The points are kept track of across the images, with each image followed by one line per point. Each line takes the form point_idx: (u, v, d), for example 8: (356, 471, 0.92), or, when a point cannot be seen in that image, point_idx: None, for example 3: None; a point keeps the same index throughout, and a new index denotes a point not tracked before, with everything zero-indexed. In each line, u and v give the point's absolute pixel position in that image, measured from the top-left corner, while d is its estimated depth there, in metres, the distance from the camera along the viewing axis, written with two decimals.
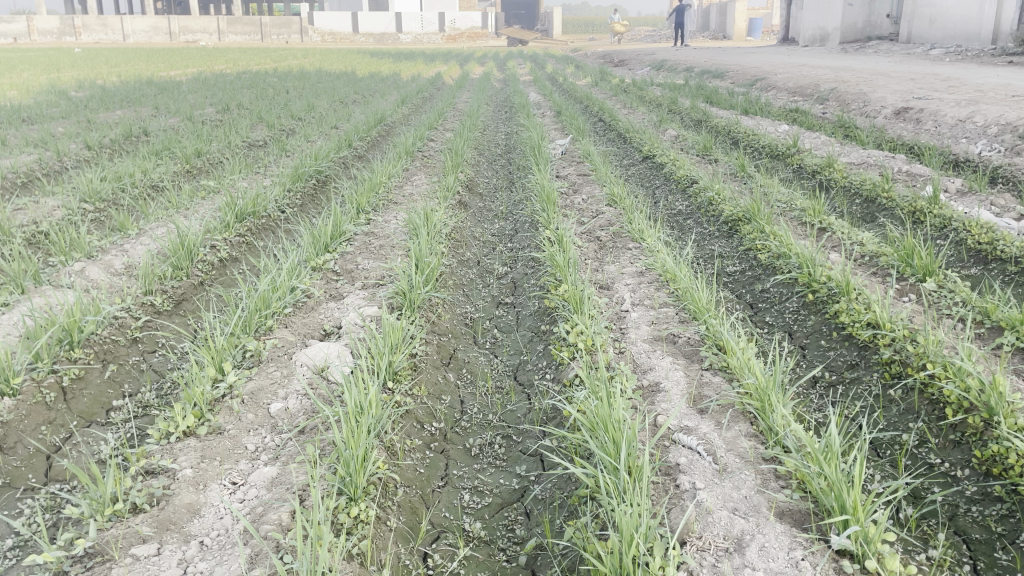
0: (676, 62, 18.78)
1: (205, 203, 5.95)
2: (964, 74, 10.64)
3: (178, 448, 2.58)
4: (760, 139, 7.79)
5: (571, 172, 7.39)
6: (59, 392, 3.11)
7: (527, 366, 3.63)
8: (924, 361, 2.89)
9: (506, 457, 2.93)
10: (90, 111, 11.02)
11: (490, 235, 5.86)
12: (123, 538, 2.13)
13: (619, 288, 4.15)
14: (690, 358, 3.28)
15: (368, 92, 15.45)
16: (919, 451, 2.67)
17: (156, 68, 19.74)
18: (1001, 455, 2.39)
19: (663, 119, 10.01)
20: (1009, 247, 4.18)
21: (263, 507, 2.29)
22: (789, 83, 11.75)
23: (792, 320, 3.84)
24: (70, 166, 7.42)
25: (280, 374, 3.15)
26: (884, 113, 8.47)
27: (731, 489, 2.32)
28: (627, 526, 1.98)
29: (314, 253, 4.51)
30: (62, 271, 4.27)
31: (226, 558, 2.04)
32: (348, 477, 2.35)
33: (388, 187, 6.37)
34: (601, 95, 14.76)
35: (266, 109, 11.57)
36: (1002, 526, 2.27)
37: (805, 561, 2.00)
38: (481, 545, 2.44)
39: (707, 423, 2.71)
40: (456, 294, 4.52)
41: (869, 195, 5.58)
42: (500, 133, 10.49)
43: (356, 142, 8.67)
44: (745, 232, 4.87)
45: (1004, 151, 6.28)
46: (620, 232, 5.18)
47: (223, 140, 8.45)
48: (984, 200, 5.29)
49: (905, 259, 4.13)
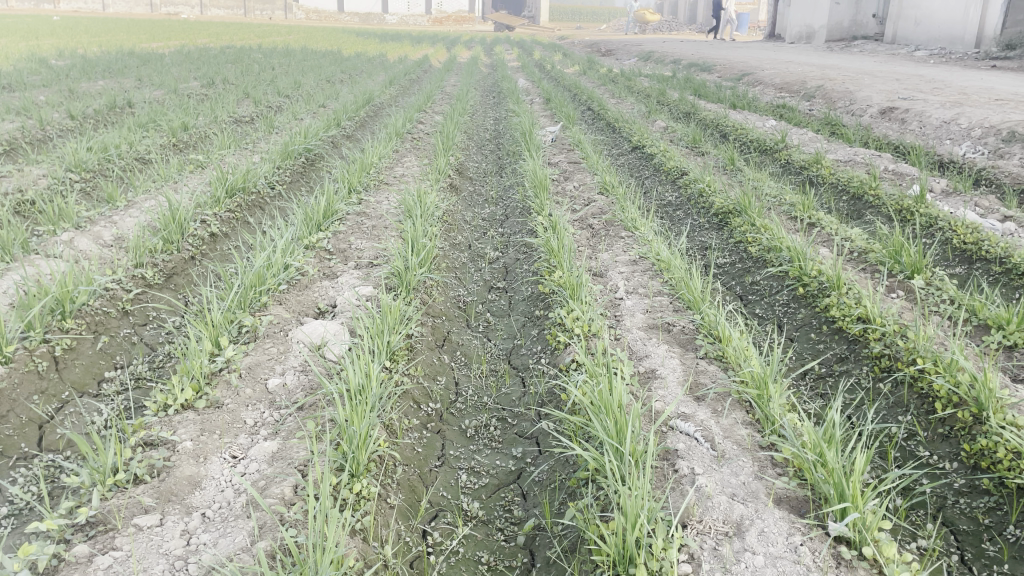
0: (663, 54, 18.87)
1: (194, 176, 5.90)
2: (948, 76, 10.76)
3: (178, 420, 2.56)
4: (749, 133, 7.84)
5: (561, 159, 7.41)
6: (50, 361, 3.07)
7: (521, 350, 3.65)
8: (914, 356, 2.95)
9: (502, 439, 2.95)
10: (73, 80, 10.84)
11: (481, 219, 5.85)
12: (126, 508, 2.11)
13: (613, 276, 4.17)
14: (686, 346, 3.31)
15: (355, 71, 15.39)
16: (908, 444, 2.72)
17: (139, 39, 19.39)
18: (989, 448, 2.44)
19: (651, 110, 10.05)
20: (994, 247, 4.25)
21: (266, 480, 2.29)
22: (776, 78, 11.82)
23: (782, 313, 3.89)
24: (54, 136, 7.31)
25: (277, 350, 3.15)
26: (870, 112, 8.57)
27: (729, 475, 2.35)
28: (632, 507, 2.01)
29: (307, 230, 4.49)
30: (51, 240, 4.22)
31: (230, 530, 2.05)
32: (351, 453, 2.35)
33: (379, 168, 6.35)
34: (589, 84, 14.81)
35: (252, 84, 11.46)
36: (989, 517, 2.32)
37: (804, 546, 2.03)
38: (479, 524, 2.46)
39: (704, 410, 2.75)
40: (449, 276, 4.53)
41: (857, 192, 5.64)
42: (489, 117, 10.45)
43: (345, 121, 8.61)
44: (736, 224, 4.90)
45: (986, 154, 6.39)
46: (613, 220, 5.21)
47: (210, 115, 8.35)
48: (969, 201, 5.37)
49: (893, 256, 4.20)
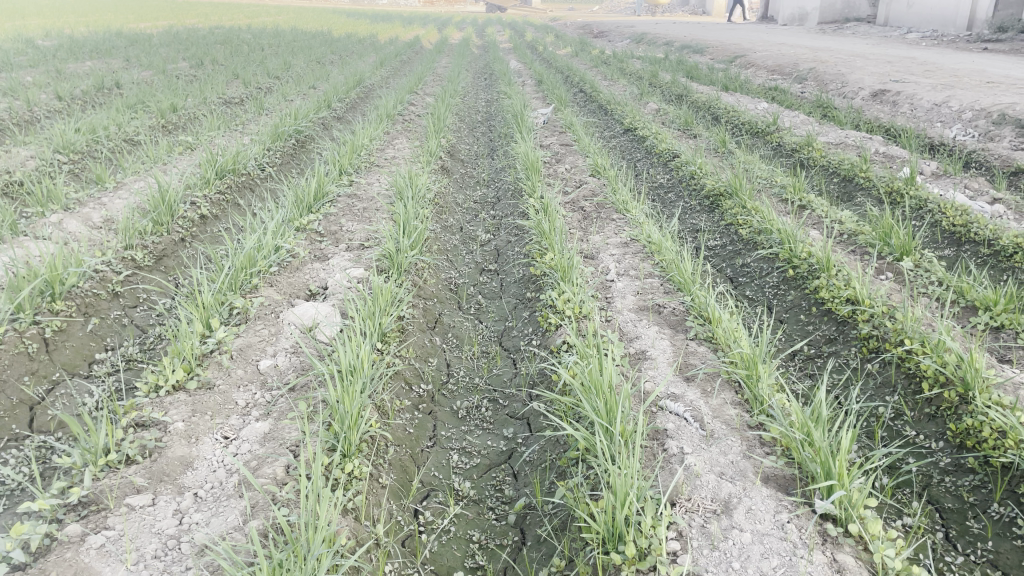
0: (656, 36, 18.81)
1: (183, 158, 5.87)
2: (940, 59, 10.76)
3: (168, 401, 2.56)
4: (741, 116, 7.84)
5: (553, 141, 7.40)
6: (41, 343, 3.06)
7: (512, 331, 3.67)
8: (902, 336, 2.98)
9: (493, 420, 2.97)
10: (59, 61, 10.74)
11: (472, 201, 5.85)
12: (118, 488, 2.12)
13: (604, 259, 4.18)
14: (676, 327, 3.33)
15: (345, 53, 15.30)
16: (894, 423, 2.76)
17: (127, 20, 19.20)
18: (975, 428, 2.47)
19: (644, 92, 10.03)
20: (983, 229, 4.28)
21: (259, 461, 2.30)
22: (769, 61, 11.80)
23: (772, 295, 3.91)
24: (41, 117, 7.26)
25: (268, 332, 3.16)
26: (862, 95, 8.58)
27: (718, 454, 2.37)
28: (622, 486, 2.03)
29: (298, 212, 4.48)
30: (40, 221, 4.20)
31: (222, 509, 2.06)
32: (342, 434, 2.37)
33: (370, 150, 6.32)
34: (581, 66, 14.76)
35: (241, 66, 11.39)
36: (974, 496, 2.35)
37: (791, 524, 2.06)
38: (471, 503, 2.48)
39: (694, 390, 2.77)
40: (441, 258, 4.53)
41: (848, 175, 5.65)
42: (481, 100, 10.40)
43: (336, 103, 8.57)
44: (726, 207, 4.91)
45: (977, 136, 6.40)
46: (604, 203, 5.21)
47: (199, 96, 8.30)
48: (959, 183, 5.40)
49: (883, 238, 4.22)
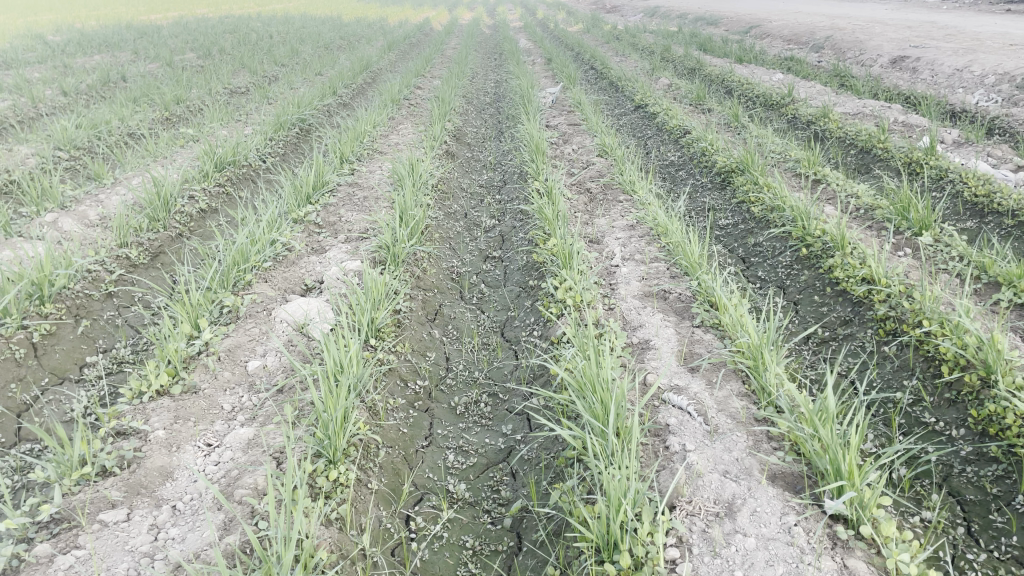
0: (669, 9, 18.47)
1: (183, 151, 5.79)
2: (961, 22, 10.42)
3: (151, 408, 2.47)
4: (755, 88, 7.62)
5: (561, 121, 7.25)
6: (29, 348, 2.99)
7: (514, 322, 3.55)
8: (920, 317, 2.82)
9: (492, 416, 2.87)
10: (67, 56, 10.70)
11: (477, 186, 5.72)
12: (91, 503, 2.03)
13: (609, 243, 4.05)
14: (682, 314, 3.19)
15: (353, 37, 15.17)
16: (913, 410, 2.61)
17: (137, 11, 19.13)
18: (998, 414, 2.32)
19: (656, 66, 9.80)
20: (1006, 199, 4.08)
21: (239, 470, 2.21)
22: (784, 30, 11.50)
23: (784, 275, 3.75)
24: (46, 113, 7.21)
25: (258, 331, 3.07)
26: (880, 62, 8.33)
27: (722, 452, 2.25)
28: (615, 491, 1.91)
29: (295, 204, 4.39)
30: (34, 221, 4.14)
31: (199, 524, 1.97)
32: (327, 440, 2.26)
33: (373, 136, 6.21)
34: (593, 42, 14.53)
35: (248, 54, 11.30)
36: (997, 487, 2.21)
37: (798, 527, 1.93)
38: (466, 507, 2.39)
39: (698, 382, 2.64)
40: (443, 246, 4.42)
41: (865, 145, 5.45)
42: (489, 81, 10.23)
43: (341, 89, 8.44)
44: (738, 183, 4.74)
45: (1000, 101, 6.14)
46: (611, 183, 5.06)
47: (204, 87, 8.22)
48: (982, 151, 5.18)
49: (901, 212, 4.04)
